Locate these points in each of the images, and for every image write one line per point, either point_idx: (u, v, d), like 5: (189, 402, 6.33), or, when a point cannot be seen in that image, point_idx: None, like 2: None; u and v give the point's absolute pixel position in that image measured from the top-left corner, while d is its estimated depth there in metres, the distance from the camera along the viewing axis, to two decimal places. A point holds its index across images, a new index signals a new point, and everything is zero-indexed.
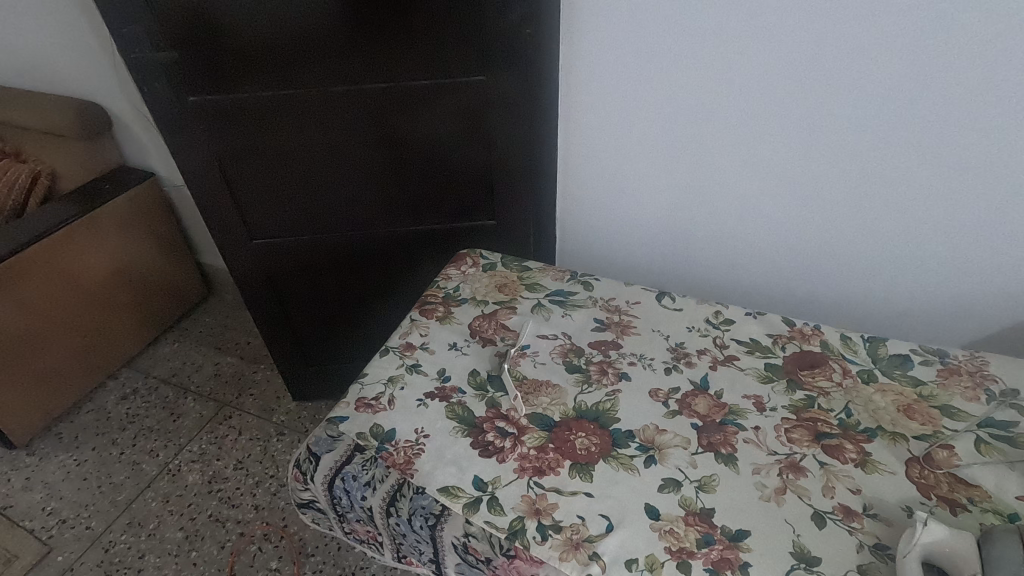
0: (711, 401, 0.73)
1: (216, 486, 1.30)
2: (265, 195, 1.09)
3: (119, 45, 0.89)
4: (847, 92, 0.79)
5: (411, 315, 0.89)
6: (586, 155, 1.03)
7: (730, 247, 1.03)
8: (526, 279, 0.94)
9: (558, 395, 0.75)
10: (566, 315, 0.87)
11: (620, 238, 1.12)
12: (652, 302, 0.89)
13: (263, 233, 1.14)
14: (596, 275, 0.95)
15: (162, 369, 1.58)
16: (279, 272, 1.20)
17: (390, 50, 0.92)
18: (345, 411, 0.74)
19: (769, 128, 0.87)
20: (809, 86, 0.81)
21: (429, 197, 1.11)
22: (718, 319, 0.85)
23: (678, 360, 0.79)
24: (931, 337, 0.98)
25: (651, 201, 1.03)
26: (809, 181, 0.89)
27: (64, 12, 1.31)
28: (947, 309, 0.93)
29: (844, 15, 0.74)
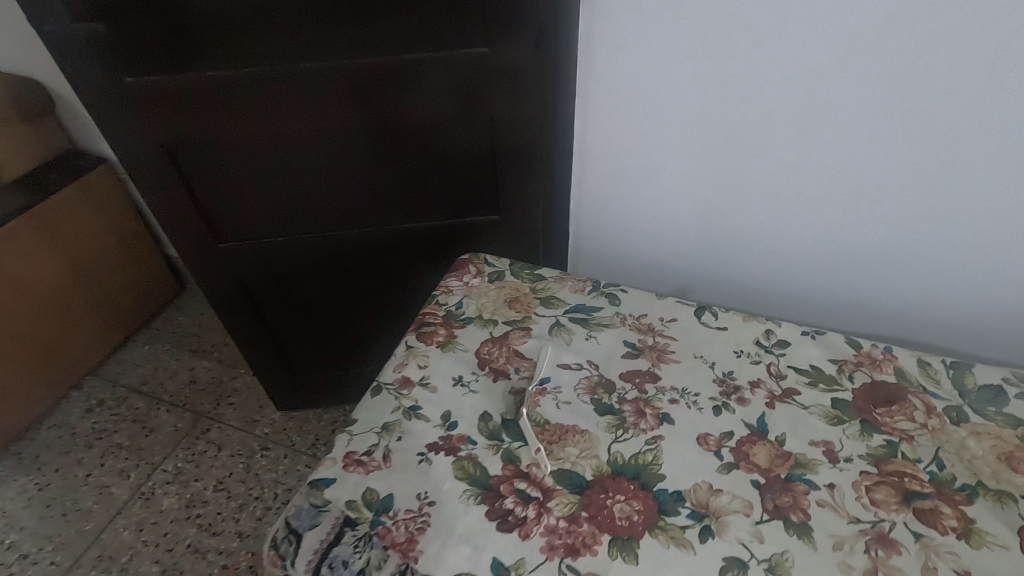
0: (772, 450, 0.61)
1: (195, 512, 1.18)
2: (230, 188, 0.92)
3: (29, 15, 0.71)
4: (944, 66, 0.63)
5: (407, 340, 0.75)
6: (609, 138, 0.87)
7: (769, 246, 0.88)
8: (541, 292, 0.80)
9: (588, 444, 0.63)
10: (589, 338, 0.74)
11: (641, 231, 0.96)
12: (690, 319, 0.76)
13: (231, 233, 0.98)
14: (621, 284, 0.82)
15: (132, 377, 1.44)
16: (253, 277, 1.04)
17: (373, 16, 0.74)
18: (331, 472, 0.61)
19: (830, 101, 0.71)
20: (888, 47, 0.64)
21: (425, 189, 0.95)
22: (770, 341, 0.72)
23: (727, 396, 0.67)
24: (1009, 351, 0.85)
25: (678, 188, 0.87)
26: (879, 162, 0.73)
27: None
28: None
29: None
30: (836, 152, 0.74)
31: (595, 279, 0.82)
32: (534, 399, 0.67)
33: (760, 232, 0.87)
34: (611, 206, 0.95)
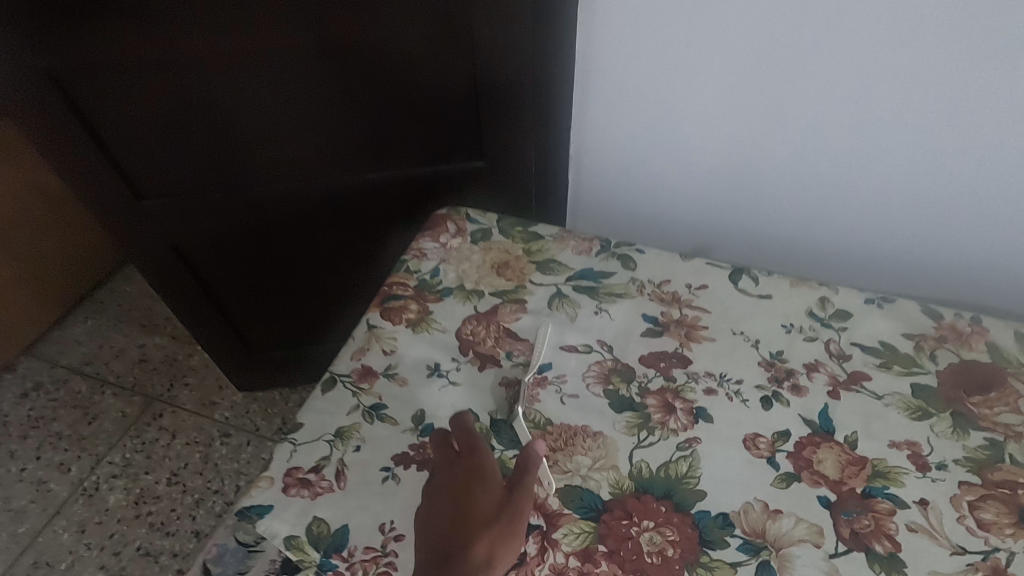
0: (842, 455, 0.47)
1: (145, 509, 1.04)
2: (143, 127, 0.70)
3: None
4: None
5: (369, 318, 0.59)
6: (616, 58, 0.63)
7: (832, 196, 0.66)
8: (537, 254, 0.65)
9: (603, 451, 0.48)
10: (599, 313, 0.59)
11: (660, 182, 0.73)
12: (724, 286, 0.60)
13: (152, 188, 0.77)
14: (636, 244, 0.66)
15: (72, 356, 1.27)
16: (188, 243, 0.84)
17: None
18: (268, 496, 0.47)
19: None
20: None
21: (397, 129, 0.73)
22: (827, 312, 0.57)
23: (778, 383, 0.52)
24: None
25: (719, 122, 0.64)
26: (1022, 47, 0.50)
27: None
28: None
29: None
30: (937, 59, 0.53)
31: (603, 237, 0.66)
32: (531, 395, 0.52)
33: (813, 184, 0.66)
34: (619, 153, 0.72)
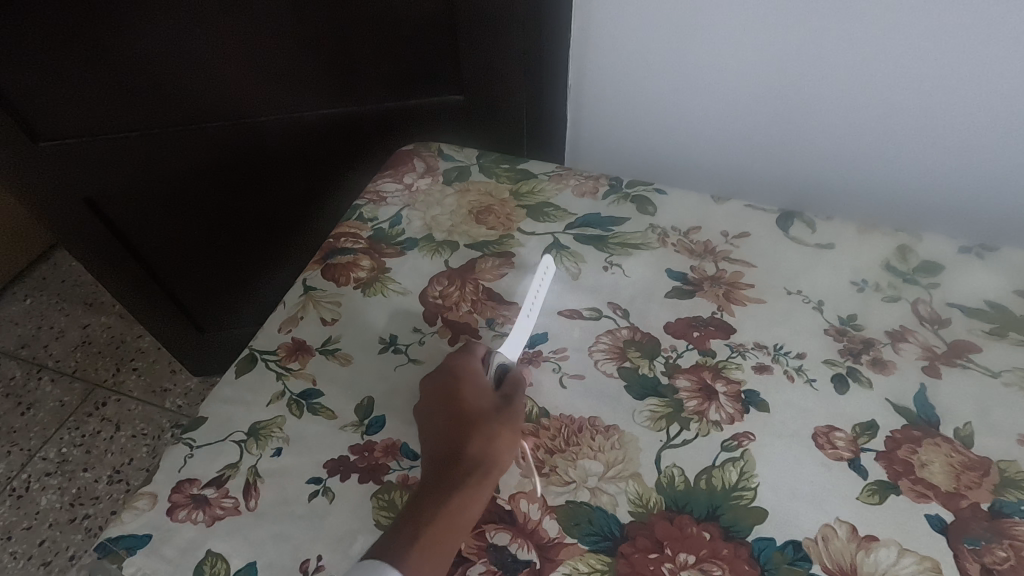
0: (955, 456, 0.34)
1: (81, 512, 0.90)
2: (28, 30, 0.54)
3: None
4: None
5: (308, 277, 0.45)
6: None
7: (915, 118, 0.50)
8: (527, 198, 0.50)
9: (619, 453, 0.35)
10: (610, 268, 0.44)
11: (689, 105, 0.56)
12: (773, 235, 0.46)
13: (50, 121, 0.60)
14: (655, 185, 0.52)
15: (7, 339, 1.13)
16: (107, 196, 0.68)
17: None
18: (145, 522, 0.33)
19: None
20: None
21: (357, 42, 0.57)
22: (910, 265, 0.43)
23: (854, 357, 0.38)
24: None
25: (778, 9, 0.47)
26: None
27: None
28: None
29: None
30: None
31: (612, 177, 0.52)
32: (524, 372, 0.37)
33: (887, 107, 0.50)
34: (634, 72, 0.56)
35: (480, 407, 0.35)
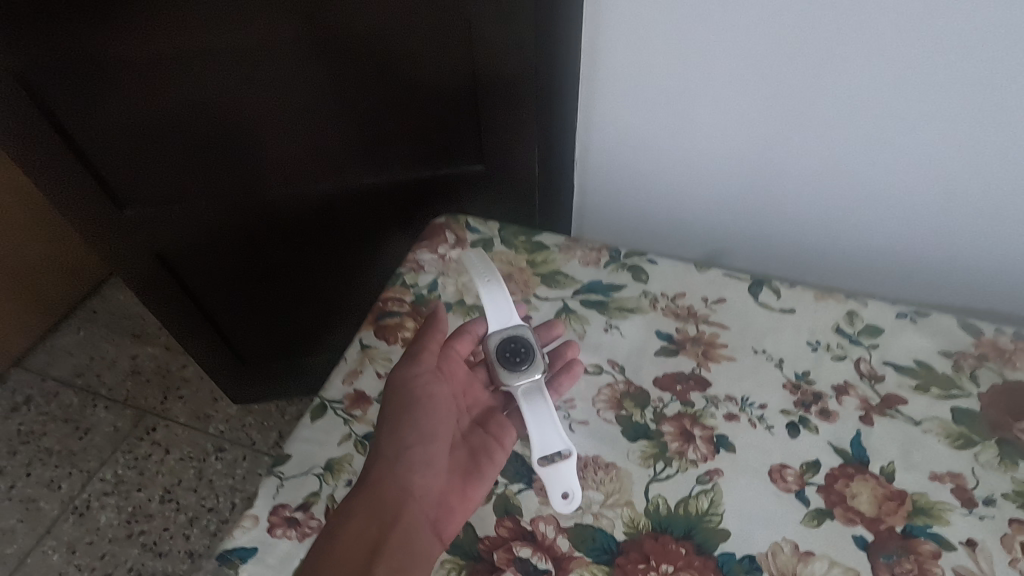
0: (880, 489, 0.43)
1: (137, 528, 1.01)
2: (126, 126, 0.66)
3: None
4: None
5: (362, 337, 0.55)
6: (619, 52, 0.59)
7: (863, 191, 0.60)
8: (540, 266, 0.60)
9: (616, 485, 0.44)
10: (609, 330, 0.54)
11: (676, 183, 0.68)
12: (744, 300, 0.56)
13: (135, 193, 0.72)
14: (647, 254, 0.62)
15: (63, 368, 1.24)
16: (175, 252, 0.80)
17: None
18: (251, 538, 0.43)
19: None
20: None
21: (394, 131, 0.69)
22: (856, 328, 0.53)
23: (805, 407, 0.48)
24: None
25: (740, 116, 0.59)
26: None
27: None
28: None
29: None
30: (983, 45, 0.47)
31: (613, 246, 0.62)
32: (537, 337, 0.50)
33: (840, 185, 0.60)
34: (627, 156, 0.68)
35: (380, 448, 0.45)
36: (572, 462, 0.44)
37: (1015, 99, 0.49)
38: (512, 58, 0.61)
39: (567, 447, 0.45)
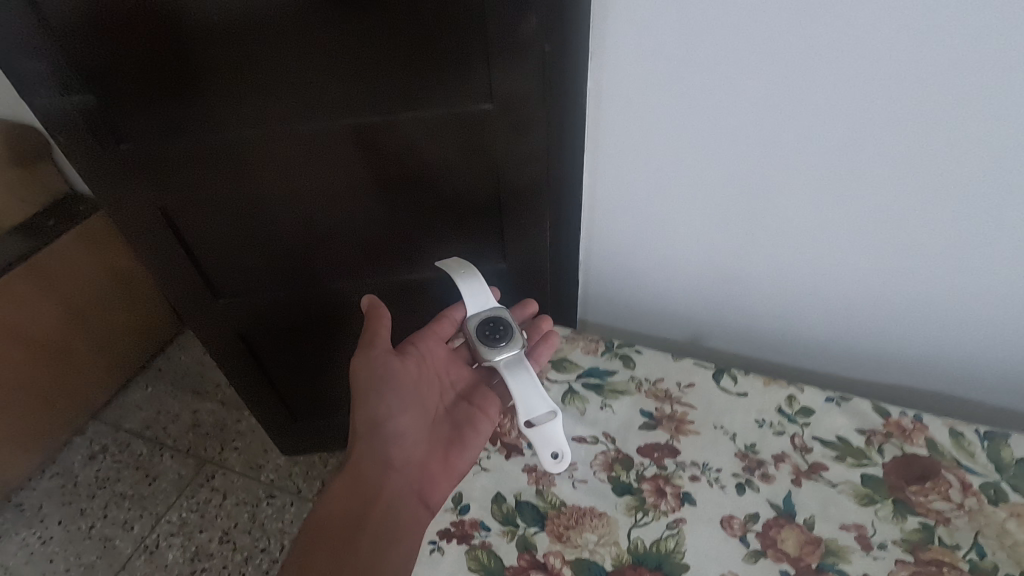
0: (802, 536, 0.58)
1: (200, 566, 1.16)
2: (231, 244, 0.89)
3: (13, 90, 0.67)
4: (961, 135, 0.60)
5: None
6: (611, 188, 0.82)
7: (789, 287, 0.82)
8: (552, 354, 0.78)
9: (607, 530, 0.60)
10: (604, 408, 0.71)
11: (654, 276, 0.90)
12: (709, 384, 0.73)
13: (230, 288, 0.95)
14: (635, 344, 0.79)
15: (134, 421, 1.41)
16: (253, 332, 1.02)
17: (385, 78, 0.71)
18: None
19: (883, 113, 0.61)
20: (972, 29, 0.53)
21: (429, 245, 0.92)
22: (793, 409, 0.69)
23: (751, 472, 0.64)
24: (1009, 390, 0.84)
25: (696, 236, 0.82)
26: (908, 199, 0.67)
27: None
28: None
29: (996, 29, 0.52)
30: (866, 191, 0.68)
31: (608, 338, 0.79)
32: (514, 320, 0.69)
33: (781, 276, 0.81)
34: (619, 257, 0.91)
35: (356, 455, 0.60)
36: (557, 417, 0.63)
37: (883, 233, 0.71)
38: (531, 194, 0.85)
39: (551, 407, 0.63)
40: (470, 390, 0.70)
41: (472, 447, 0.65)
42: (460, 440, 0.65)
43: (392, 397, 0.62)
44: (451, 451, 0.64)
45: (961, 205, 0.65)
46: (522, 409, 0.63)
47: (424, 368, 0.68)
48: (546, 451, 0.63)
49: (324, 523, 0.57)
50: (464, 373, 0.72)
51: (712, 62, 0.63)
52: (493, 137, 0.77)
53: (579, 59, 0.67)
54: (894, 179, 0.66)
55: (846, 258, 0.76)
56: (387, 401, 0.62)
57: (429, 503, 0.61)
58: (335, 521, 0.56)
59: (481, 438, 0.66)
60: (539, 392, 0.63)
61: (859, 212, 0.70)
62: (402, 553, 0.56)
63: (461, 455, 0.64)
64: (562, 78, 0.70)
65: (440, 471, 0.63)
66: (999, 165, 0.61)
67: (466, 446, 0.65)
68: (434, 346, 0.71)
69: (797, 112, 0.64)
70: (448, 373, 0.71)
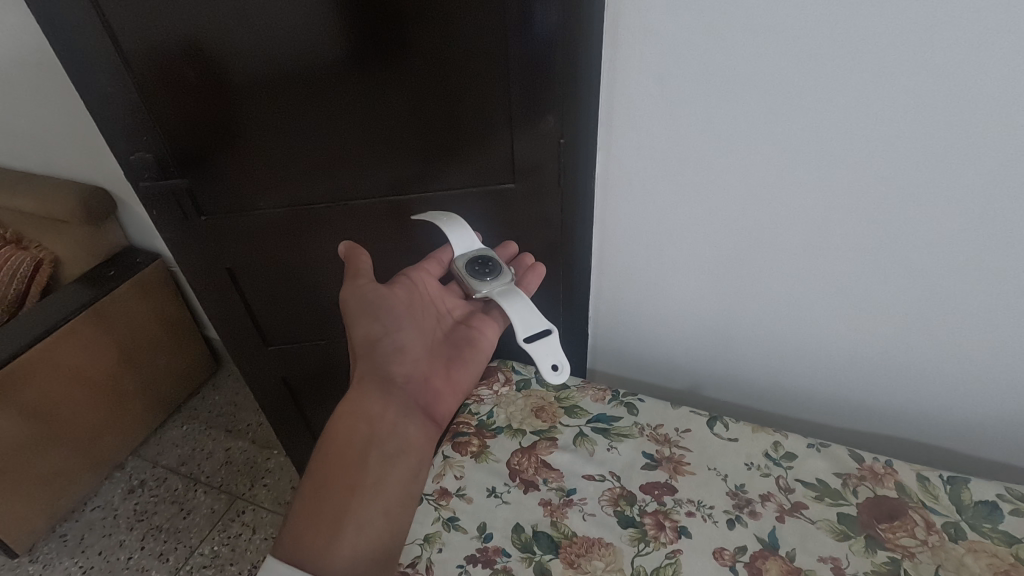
0: (784, 565, 0.66)
1: None
2: (278, 301, 1.06)
3: (128, 174, 0.88)
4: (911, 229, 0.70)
5: (443, 450, 0.82)
6: (616, 255, 0.93)
7: (775, 347, 0.92)
8: (564, 401, 0.88)
9: (613, 557, 0.68)
10: (611, 449, 0.80)
11: (655, 331, 1.01)
12: (704, 430, 0.82)
13: (277, 336, 1.12)
14: (638, 394, 0.89)
15: (171, 457, 1.51)
16: (293, 375, 1.18)
17: (422, 161, 0.87)
18: None
19: (842, 208, 0.72)
20: (913, 147, 0.64)
21: None
22: (778, 453, 0.78)
23: (740, 508, 0.72)
24: (997, 464, 0.88)
25: (690, 298, 0.93)
26: (872, 277, 0.77)
27: (48, 82, 1.20)
28: (1008, 443, 0.85)
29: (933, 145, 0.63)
30: (839, 268, 0.78)
31: (614, 388, 0.90)
32: (498, 259, 0.79)
33: (769, 336, 0.91)
34: (624, 314, 1.02)
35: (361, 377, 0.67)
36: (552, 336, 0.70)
37: (854, 305, 0.81)
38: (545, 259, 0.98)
39: (547, 326, 0.70)
40: (466, 315, 0.79)
41: (471, 363, 0.74)
42: (459, 357, 0.74)
43: (387, 320, 0.70)
44: (452, 367, 0.73)
45: (922, 284, 0.75)
46: (522, 327, 0.70)
47: (416, 295, 0.75)
48: (548, 361, 0.69)
49: (333, 444, 0.63)
50: (459, 301, 0.80)
51: (699, 158, 0.76)
52: (515, 207, 0.92)
53: (588, 151, 0.81)
54: (863, 260, 0.76)
55: (826, 324, 0.85)
56: (382, 323, 0.70)
57: (435, 414, 0.70)
58: (347, 441, 0.63)
59: (480, 354, 0.75)
60: (531, 311, 0.71)
61: (833, 285, 0.80)
62: (415, 451, 0.65)
63: (461, 371, 0.74)
64: (574, 167, 0.84)
65: (443, 385, 0.72)
66: (952, 252, 0.70)
67: (466, 362, 0.74)
68: (425, 277, 0.78)
69: (773, 200, 0.75)
70: (442, 301, 0.79)
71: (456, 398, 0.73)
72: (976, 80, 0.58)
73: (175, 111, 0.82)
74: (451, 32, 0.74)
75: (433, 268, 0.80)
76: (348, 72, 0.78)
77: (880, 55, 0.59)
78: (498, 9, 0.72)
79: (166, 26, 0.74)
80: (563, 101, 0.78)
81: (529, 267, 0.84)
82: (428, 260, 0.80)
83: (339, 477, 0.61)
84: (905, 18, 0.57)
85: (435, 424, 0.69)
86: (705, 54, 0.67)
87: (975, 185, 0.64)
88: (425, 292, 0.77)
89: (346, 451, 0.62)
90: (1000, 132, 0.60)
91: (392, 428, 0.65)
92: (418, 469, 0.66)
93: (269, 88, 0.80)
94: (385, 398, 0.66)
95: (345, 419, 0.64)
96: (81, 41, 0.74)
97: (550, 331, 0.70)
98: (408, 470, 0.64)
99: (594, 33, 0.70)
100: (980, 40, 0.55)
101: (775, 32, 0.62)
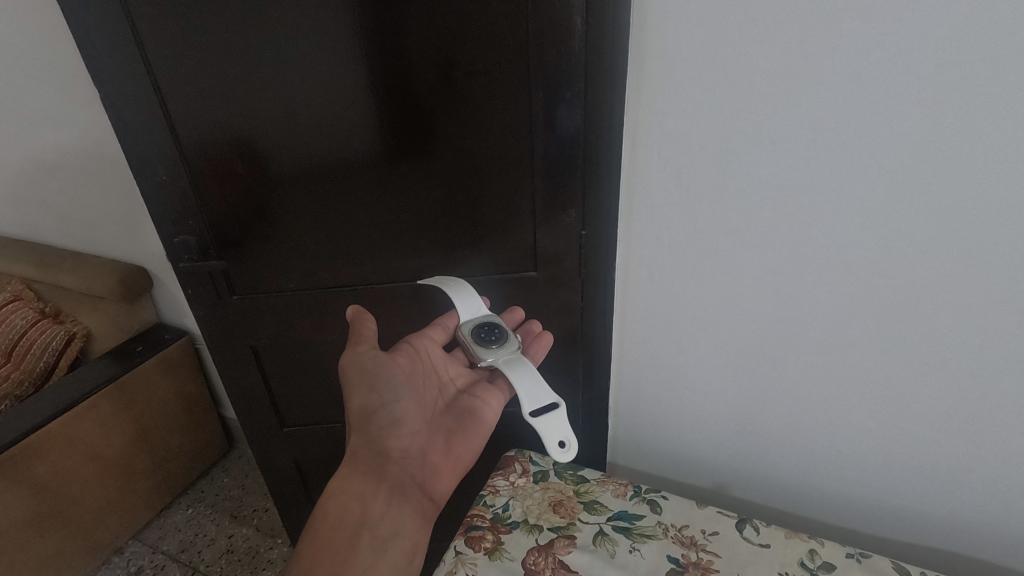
0: None
1: None
2: (296, 380, 1.06)
3: (171, 256, 0.92)
4: (936, 325, 0.70)
5: (455, 545, 0.78)
6: (636, 344, 0.93)
7: (806, 447, 0.88)
8: (583, 495, 0.85)
9: None
10: (633, 551, 0.76)
11: (676, 423, 0.98)
12: (733, 533, 0.77)
13: (295, 417, 1.11)
14: (661, 491, 0.85)
15: (171, 543, 1.46)
16: (307, 458, 1.16)
17: (445, 246, 0.91)
18: None
19: (864, 303, 0.72)
20: (931, 242, 0.65)
21: None
22: (816, 562, 0.72)
23: None
24: None
25: (712, 389, 0.90)
26: (899, 375, 0.75)
27: (105, 170, 1.30)
28: None
29: (954, 240, 0.64)
30: (866, 365, 0.77)
31: (636, 484, 0.86)
32: (504, 326, 0.80)
33: (798, 434, 0.87)
34: (645, 406, 0.99)
35: (357, 453, 0.66)
36: (562, 409, 0.68)
37: (886, 402, 0.78)
38: (567, 345, 0.98)
39: (556, 398, 0.69)
40: (470, 384, 0.79)
41: (473, 435, 0.72)
42: (460, 429, 0.72)
43: (384, 391, 0.69)
44: (452, 440, 0.71)
45: (956, 381, 0.72)
46: (528, 399, 0.69)
47: (418, 365, 0.75)
48: (554, 437, 0.66)
49: (322, 526, 0.61)
50: (462, 370, 0.80)
51: (719, 250, 0.77)
52: (537, 296, 0.94)
53: (609, 242, 0.84)
54: (892, 356, 0.74)
55: (858, 424, 0.82)
56: (380, 394, 0.69)
57: (432, 493, 0.67)
58: (337, 523, 0.61)
59: (483, 426, 0.74)
60: (539, 383, 0.70)
61: (864, 381, 0.78)
62: (409, 537, 0.62)
63: (462, 444, 0.71)
64: (594, 256, 0.86)
65: (442, 460, 0.69)
66: (984, 348, 0.69)
67: (466, 435, 0.72)
68: (429, 345, 0.79)
69: (796, 291, 0.76)
70: (446, 370, 0.79)
71: (456, 474, 0.70)
72: (987, 180, 0.60)
73: (217, 198, 0.87)
74: (476, 129, 0.80)
75: (438, 334, 0.81)
76: (376, 163, 0.83)
77: (887, 156, 0.63)
78: (522, 111, 0.78)
79: (217, 123, 0.81)
80: (586, 195, 0.82)
81: (536, 336, 0.84)
82: (434, 327, 0.81)
83: (330, 561, 0.58)
84: (906, 122, 0.61)
85: (434, 503, 0.67)
86: (722, 152, 0.70)
87: (999, 276, 0.64)
88: (427, 361, 0.77)
89: (338, 531, 0.60)
90: (1014, 224, 0.61)
91: (386, 508, 0.62)
92: (415, 552, 0.62)
93: (304, 182, 0.85)
94: (379, 475, 0.64)
95: (338, 498, 0.62)
96: (143, 136, 0.82)
97: (558, 403, 0.69)
98: (404, 552, 0.61)
99: (614, 134, 0.75)
100: (977, 139, 0.58)
101: (784, 133, 0.66)
